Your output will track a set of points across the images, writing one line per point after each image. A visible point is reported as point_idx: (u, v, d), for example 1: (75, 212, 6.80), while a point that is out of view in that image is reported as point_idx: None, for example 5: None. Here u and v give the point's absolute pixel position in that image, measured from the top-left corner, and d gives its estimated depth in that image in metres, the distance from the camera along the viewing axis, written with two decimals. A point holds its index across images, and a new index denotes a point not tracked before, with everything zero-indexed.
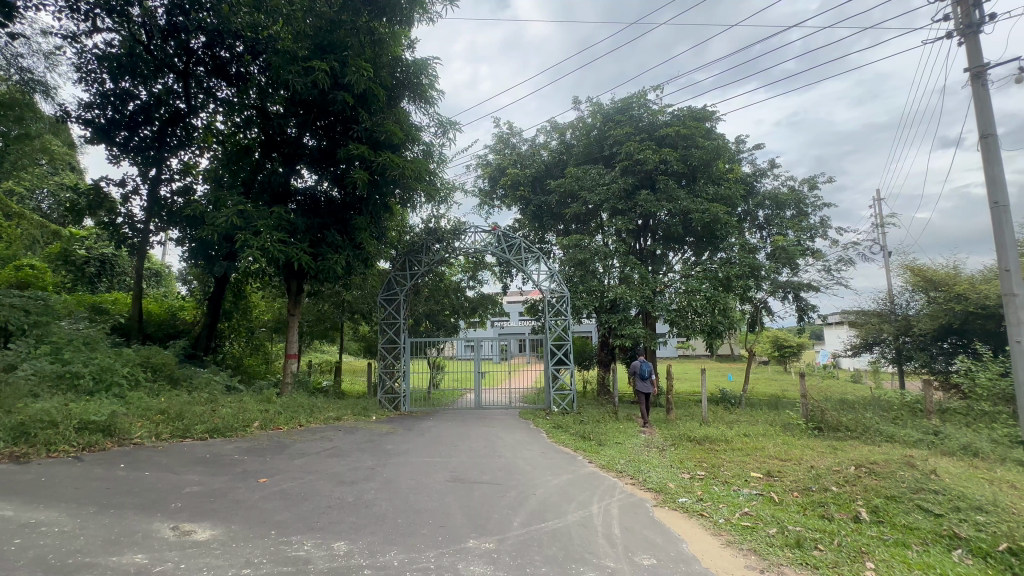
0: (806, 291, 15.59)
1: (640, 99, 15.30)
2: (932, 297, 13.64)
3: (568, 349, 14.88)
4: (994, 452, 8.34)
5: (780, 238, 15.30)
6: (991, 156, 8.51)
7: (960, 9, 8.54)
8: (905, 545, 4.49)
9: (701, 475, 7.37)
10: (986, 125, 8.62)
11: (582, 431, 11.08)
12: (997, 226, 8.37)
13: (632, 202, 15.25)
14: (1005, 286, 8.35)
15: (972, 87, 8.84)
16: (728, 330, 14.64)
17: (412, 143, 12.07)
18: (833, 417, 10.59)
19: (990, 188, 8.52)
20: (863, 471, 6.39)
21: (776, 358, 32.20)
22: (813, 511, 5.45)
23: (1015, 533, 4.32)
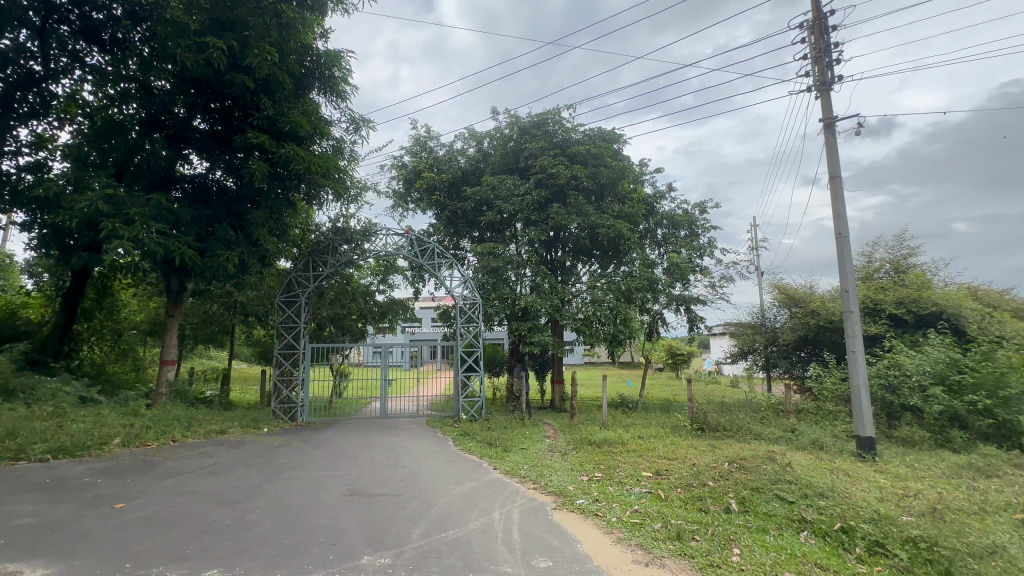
0: (695, 304, 17.20)
1: (555, 116, 15.93)
2: (794, 312, 15.76)
3: (478, 355, 14.86)
4: (834, 445, 9.81)
5: (674, 255, 16.76)
6: (838, 195, 10.08)
7: (817, 68, 10.06)
8: (764, 531, 5.10)
9: (598, 476, 7.76)
10: (834, 167, 10.22)
11: (488, 438, 11.13)
12: (841, 253, 9.91)
13: (544, 214, 15.78)
14: (846, 304, 9.86)
15: (825, 135, 10.43)
16: (629, 338, 15.71)
17: (320, 137, 11.39)
18: (713, 419, 11.76)
19: (836, 221, 10.08)
20: (735, 466, 7.15)
21: (669, 364, 35.02)
22: (692, 505, 6.00)
23: (846, 513, 5.10)
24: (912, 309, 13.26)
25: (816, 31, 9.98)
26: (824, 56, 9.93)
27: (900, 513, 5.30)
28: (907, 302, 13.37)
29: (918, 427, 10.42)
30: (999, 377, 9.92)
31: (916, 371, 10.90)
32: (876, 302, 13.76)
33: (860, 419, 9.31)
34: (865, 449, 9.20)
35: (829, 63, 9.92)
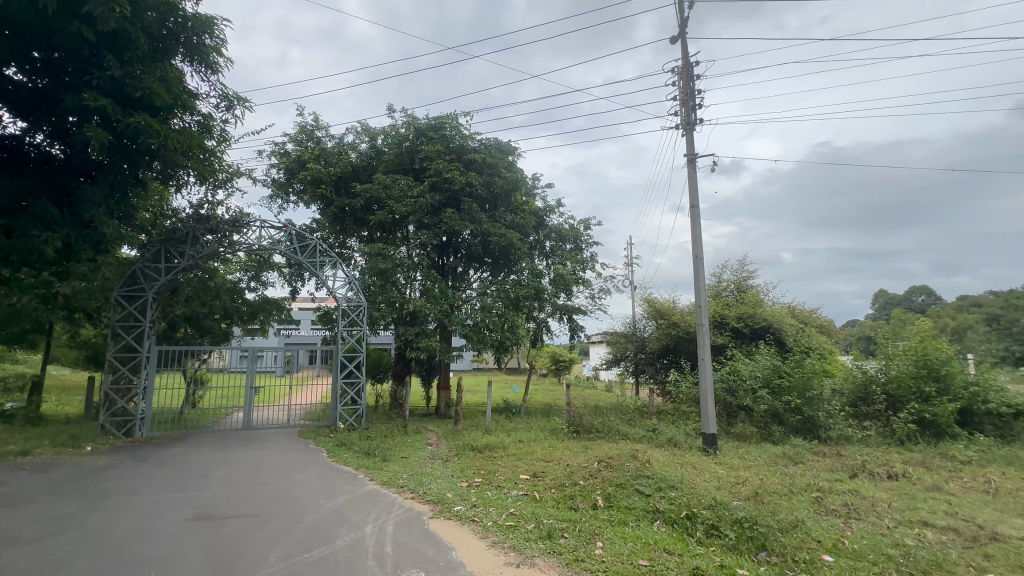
0: (576, 314, 18.30)
1: (453, 122, 15.94)
2: (659, 323, 17.58)
3: (360, 361, 14.09)
4: (687, 442, 11.09)
5: (560, 267, 17.70)
6: (697, 223, 11.52)
7: (684, 109, 11.44)
8: (624, 524, 5.55)
9: (478, 481, 7.82)
10: (695, 198, 11.67)
11: (367, 447, 10.58)
12: (697, 273, 11.32)
13: (437, 218, 15.60)
14: (699, 317, 11.25)
15: (689, 168, 11.87)
16: (515, 345, 16.13)
17: (182, 110, 9.96)
18: (588, 421, 12.60)
19: (694, 245, 11.50)
20: (603, 465, 7.73)
21: (552, 370, 36.73)
22: (564, 504, 6.33)
23: (691, 502, 5.79)
24: (749, 323, 15.60)
25: (684, 77, 11.36)
26: (690, 100, 11.33)
27: (732, 499, 6.15)
28: (745, 317, 15.72)
29: (749, 424, 12.28)
30: (807, 381, 12.08)
31: (750, 376, 12.81)
32: (722, 316, 15.92)
33: (707, 418, 10.62)
34: (709, 444, 10.51)
35: (693, 107, 11.35)
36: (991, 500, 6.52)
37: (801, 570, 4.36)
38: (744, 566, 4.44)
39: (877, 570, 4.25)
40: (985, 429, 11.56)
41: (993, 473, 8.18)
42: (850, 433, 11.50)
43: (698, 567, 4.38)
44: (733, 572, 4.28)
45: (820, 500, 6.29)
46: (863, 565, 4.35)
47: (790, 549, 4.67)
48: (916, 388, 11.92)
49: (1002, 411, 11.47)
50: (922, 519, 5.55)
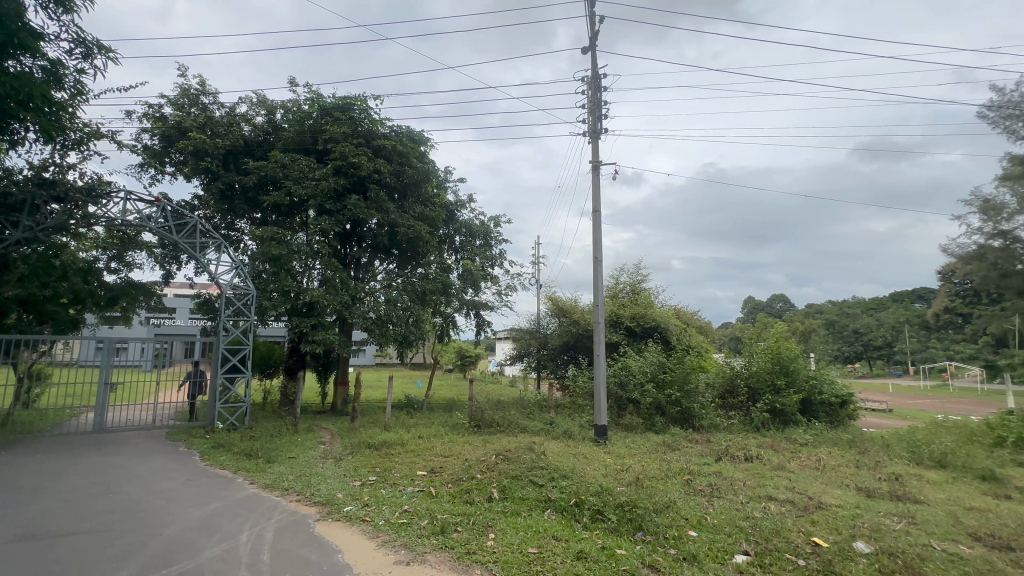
0: (483, 309, 18.43)
1: (361, 104, 15.12)
2: (561, 320, 18.36)
3: (246, 354, 12.86)
4: (581, 434, 11.72)
5: (469, 262, 17.69)
6: (599, 227, 12.18)
7: (592, 118, 12.01)
8: (517, 514, 5.71)
9: (372, 479, 7.54)
10: (598, 203, 12.33)
11: (249, 448, 9.68)
12: (597, 275, 11.98)
13: (340, 205, 14.72)
14: (597, 317, 11.91)
15: (593, 175, 12.51)
16: (419, 340, 15.78)
17: (22, 50, 8.27)
18: (489, 416, 12.78)
19: (595, 248, 12.16)
20: (501, 458, 7.89)
21: (458, 365, 36.70)
22: (459, 498, 6.35)
23: (580, 490, 6.13)
24: (640, 322, 16.91)
25: (592, 88, 11.94)
26: (597, 109, 11.93)
27: (618, 485, 6.61)
28: (638, 316, 17.02)
29: (636, 415, 13.34)
30: (686, 375, 13.38)
31: (639, 371, 13.91)
32: (618, 315, 17.13)
33: (599, 410, 11.31)
34: (601, 435, 11.20)
35: (600, 116, 11.96)
36: (819, 475, 7.76)
37: (670, 545, 4.81)
38: (622, 546, 4.78)
39: (732, 540, 4.84)
40: (820, 415, 13.74)
41: (823, 453, 9.75)
42: (718, 422, 12.98)
43: (583, 550, 4.64)
44: (613, 552, 4.59)
45: (690, 482, 7.01)
46: (721, 537, 4.91)
47: (662, 528, 5.14)
48: (771, 382, 13.78)
49: (833, 400, 13.70)
50: (769, 494, 6.42)
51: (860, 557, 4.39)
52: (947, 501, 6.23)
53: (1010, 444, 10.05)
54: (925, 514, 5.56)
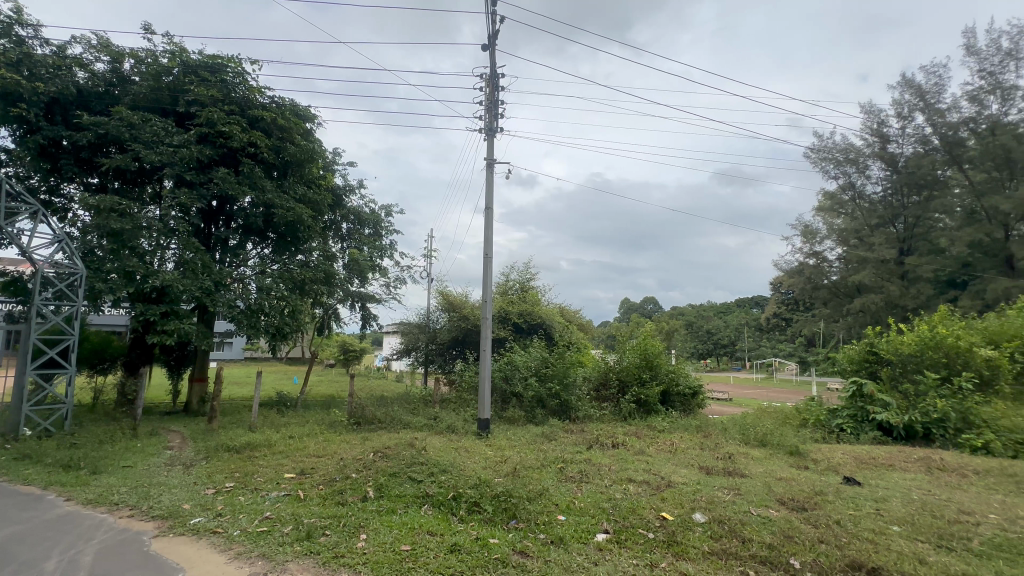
0: (369, 301, 17.62)
1: (236, 67, 13.43)
2: (451, 315, 18.27)
3: (69, 346, 10.69)
4: (465, 427, 11.82)
5: (356, 252, 16.73)
6: (491, 224, 12.35)
7: (488, 115, 12.13)
8: (392, 512, 5.55)
9: (229, 486, 6.77)
10: (490, 200, 12.49)
11: (67, 458, 8.06)
12: (487, 271, 12.13)
13: (205, 177, 12.91)
14: (484, 312, 12.07)
15: (488, 172, 12.63)
16: (295, 332, 14.48)
17: None
18: (370, 412, 12.26)
19: (486, 245, 12.30)
20: (379, 455, 7.62)
21: (340, 360, 34.62)
22: (331, 500, 5.98)
23: (457, 484, 6.15)
24: (527, 319, 17.60)
25: (490, 86, 12.05)
26: (493, 107, 12.06)
27: (495, 477, 6.78)
28: (524, 313, 17.69)
29: (519, 408, 13.86)
30: (566, 370, 14.17)
31: (523, 365, 14.44)
32: (506, 312, 17.69)
33: (482, 405, 11.49)
34: (483, 429, 11.39)
35: (496, 116, 12.12)
36: (671, 457, 8.77)
37: (541, 530, 5.04)
38: (496, 535, 4.91)
39: (595, 521, 5.24)
40: (675, 405, 15.54)
41: (676, 438, 11.05)
42: (592, 413, 14.01)
43: (456, 543, 4.67)
44: (486, 542, 4.70)
45: (563, 470, 7.45)
46: (586, 519, 5.31)
47: (533, 515, 5.38)
48: (638, 375, 15.24)
49: (687, 391, 15.57)
50: (630, 477, 7.10)
51: (697, 526, 5.06)
52: (765, 473, 7.48)
53: (810, 424, 12.39)
54: (747, 486, 6.61)
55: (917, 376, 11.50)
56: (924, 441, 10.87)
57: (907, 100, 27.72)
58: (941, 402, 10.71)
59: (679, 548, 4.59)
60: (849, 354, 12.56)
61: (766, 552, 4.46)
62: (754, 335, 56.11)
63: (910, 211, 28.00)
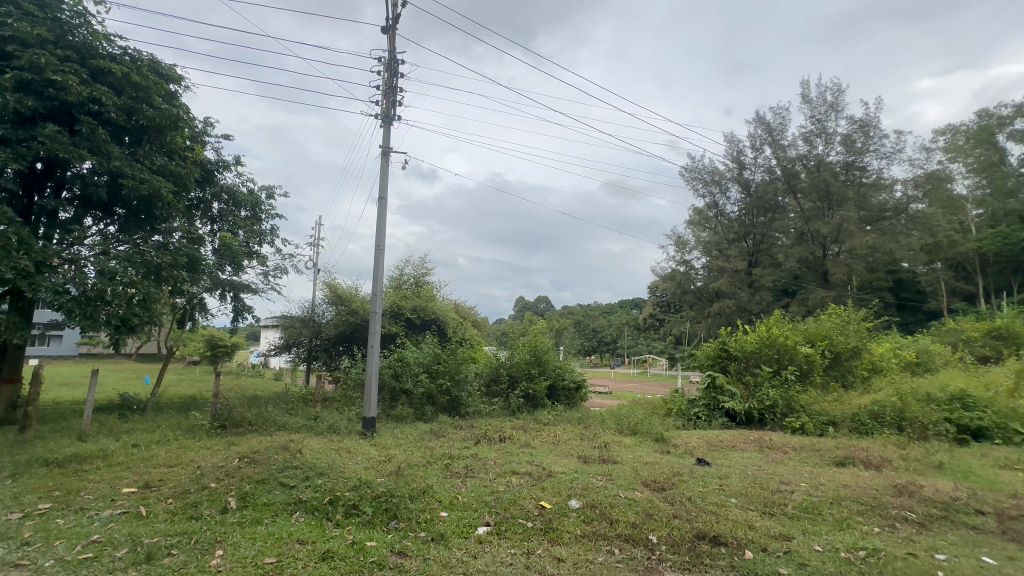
0: (243, 292, 15.87)
1: (76, 5, 11.18)
2: (338, 309, 17.19)
3: None
4: (348, 427, 11.21)
5: (228, 235, 14.88)
6: (384, 215, 11.87)
7: (385, 101, 11.63)
8: (257, 523, 5.05)
9: (44, 508, 5.61)
10: (384, 190, 11.99)
11: None
12: (378, 264, 11.64)
13: (26, 134, 10.55)
14: (374, 307, 11.52)
15: (382, 160, 12.12)
16: (147, 325, 12.39)
17: None
18: (238, 414, 11.05)
19: (378, 236, 11.80)
20: (245, 461, 6.90)
21: (206, 356, 30.74)
22: (181, 515, 5.25)
23: (335, 487, 5.80)
24: (420, 314, 17.21)
25: (388, 70, 11.56)
26: (391, 93, 11.59)
27: (377, 477, 6.53)
28: (418, 309, 17.29)
29: (408, 405, 13.57)
30: (457, 366, 14.15)
31: (413, 362, 14.09)
32: (399, 307, 17.18)
33: (369, 402, 11.00)
34: (368, 428, 10.91)
35: (394, 103, 11.66)
36: (553, 448, 9.22)
37: (422, 528, 4.95)
38: (373, 538, 4.72)
39: (477, 515, 5.30)
40: (561, 398, 16.38)
41: (560, 430, 11.66)
42: (481, 408, 14.19)
43: (329, 549, 4.39)
44: (363, 546, 4.49)
45: (449, 466, 7.43)
46: (468, 513, 5.35)
47: (415, 513, 5.28)
48: (528, 370, 15.80)
49: (572, 386, 16.47)
50: (514, 469, 7.30)
51: (572, 512, 5.37)
52: (634, 459, 8.22)
53: (673, 413, 13.93)
54: (617, 472, 7.19)
55: (755, 370, 13.52)
56: (759, 424, 12.81)
57: (759, 134, 32.41)
58: (772, 391, 12.72)
59: (554, 534, 4.83)
60: (706, 352, 14.35)
61: (630, 531, 4.89)
62: (633, 335, 61.53)
63: (758, 230, 32.82)
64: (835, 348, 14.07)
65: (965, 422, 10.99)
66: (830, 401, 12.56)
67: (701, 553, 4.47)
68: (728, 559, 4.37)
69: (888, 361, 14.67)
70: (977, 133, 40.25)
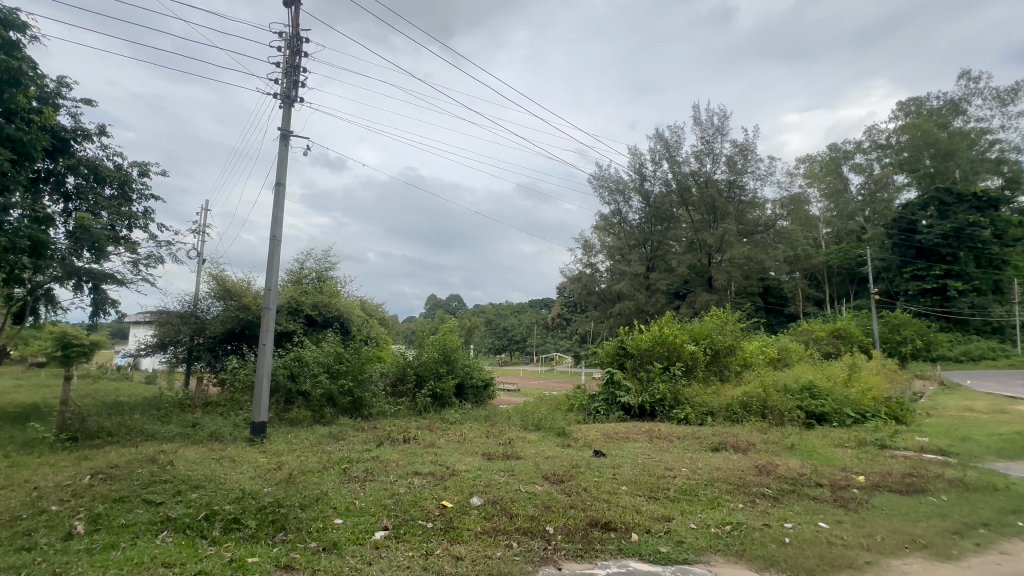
0: (105, 282, 13.70)
1: None
2: (226, 304, 15.57)
3: None
4: (233, 434, 10.20)
5: (88, 216, 12.72)
6: (281, 202, 10.97)
7: (286, 80, 10.76)
8: (111, 548, 4.39)
9: None
10: (282, 175, 11.09)
11: None
12: (273, 255, 10.73)
13: None
14: (267, 302, 10.58)
15: (281, 143, 11.19)
16: None
17: None
18: (94, 424, 9.53)
19: (274, 225, 10.88)
20: (99, 478, 5.96)
21: (54, 357, 26.08)
22: (8, 547, 4.39)
23: (212, 501, 5.24)
24: (322, 311, 16.17)
25: (289, 47, 10.71)
26: (293, 73, 10.75)
27: (265, 486, 6.02)
28: (319, 305, 16.24)
29: (304, 408, 12.70)
30: (361, 365, 13.52)
31: (312, 362, 13.18)
32: (298, 303, 16.01)
33: (258, 406, 10.10)
34: (257, 433, 10.03)
35: (295, 83, 10.83)
36: (458, 447, 9.18)
37: (312, 538, 4.65)
38: (256, 553, 4.33)
39: (374, 519, 5.11)
40: (469, 397, 16.38)
41: (466, 428, 11.67)
42: (386, 409, 13.73)
43: (202, 570, 3.95)
44: (242, 563, 4.10)
45: (347, 470, 7.07)
46: (365, 518, 5.13)
47: (306, 522, 4.94)
48: (435, 369, 15.57)
49: (479, 384, 16.54)
50: (416, 470, 7.16)
51: (473, 510, 5.39)
52: (535, 454, 8.47)
53: (575, 408, 14.64)
54: (520, 467, 7.35)
55: (648, 367, 14.66)
56: (650, 416, 13.91)
57: (658, 150, 35.18)
58: (662, 386, 13.87)
59: (454, 532, 4.82)
60: (606, 350, 15.25)
61: (528, 523, 5.03)
62: (541, 333, 63.49)
63: (655, 237, 35.59)
64: (714, 346, 15.71)
65: (812, 408, 12.89)
66: (709, 393, 14.00)
67: (592, 539, 4.73)
68: (616, 543, 4.67)
69: (756, 357, 16.74)
70: (828, 164, 47.50)
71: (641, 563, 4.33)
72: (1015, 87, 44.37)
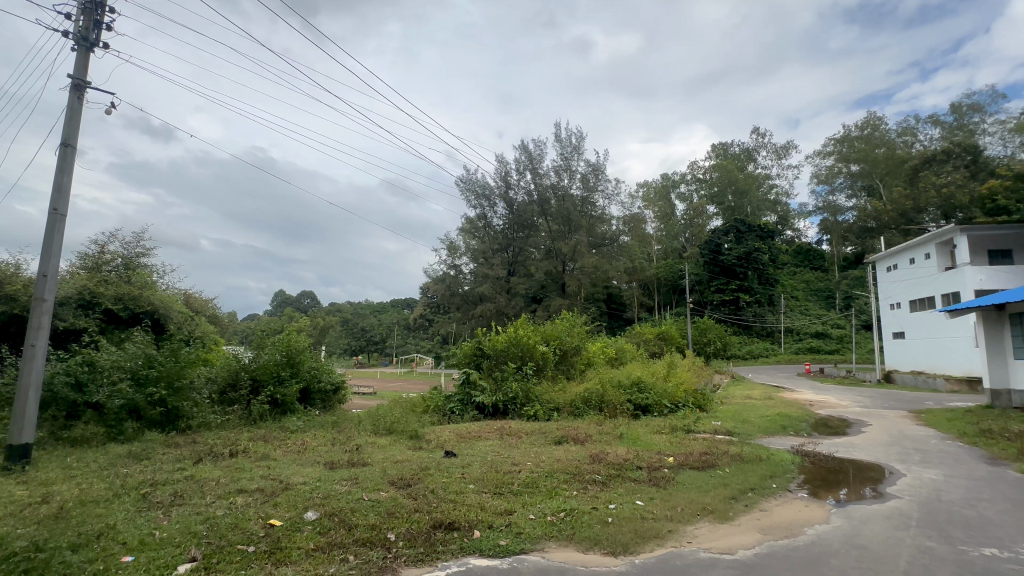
0: None
1: None
2: None
3: None
4: None
5: None
6: (68, 168, 8.76)
7: (83, 19, 8.68)
8: None
9: None
10: (71, 135, 8.88)
11: None
12: (52, 233, 8.50)
13: None
14: (38, 291, 8.30)
15: (72, 95, 8.99)
16: None
17: None
18: None
19: (55, 194, 8.65)
20: None
21: None
22: None
23: None
24: (128, 306, 13.37)
25: None
26: (94, 11, 8.72)
27: (18, 527, 4.69)
28: (124, 299, 13.40)
29: (95, 425, 10.31)
30: (179, 371, 11.49)
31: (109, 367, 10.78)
32: (93, 294, 12.96)
33: (20, 425, 7.89)
34: (17, 459, 7.82)
35: (97, 24, 8.79)
36: (297, 458, 8.34)
37: None
38: None
39: (178, 551, 4.34)
40: (315, 403, 15.05)
41: (309, 436, 10.70)
42: (211, 420, 11.92)
43: None
44: None
45: (146, 496, 5.89)
46: (165, 552, 4.32)
47: (79, 567, 3.97)
48: (276, 374, 13.98)
49: (328, 388, 15.33)
50: (241, 487, 6.30)
51: (306, 526, 4.93)
52: (383, 459, 8.13)
53: (430, 410, 14.54)
54: (364, 474, 6.96)
55: (503, 367, 15.24)
56: (503, 415, 14.43)
57: (521, 160, 36.98)
58: (516, 386, 14.53)
59: (280, 553, 4.33)
60: (464, 351, 15.42)
61: (368, 533, 4.77)
62: (402, 333, 61.77)
63: (516, 243, 37.27)
64: (563, 346, 17.00)
65: (639, 401, 14.73)
66: (557, 391, 15.08)
67: (434, 541, 4.68)
68: (458, 542, 4.69)
69: (597, 357, 18.54)
70: (660, 190, 55.19)
71: (480, 559, 4.42)
72: (787, 146, 56.98)
